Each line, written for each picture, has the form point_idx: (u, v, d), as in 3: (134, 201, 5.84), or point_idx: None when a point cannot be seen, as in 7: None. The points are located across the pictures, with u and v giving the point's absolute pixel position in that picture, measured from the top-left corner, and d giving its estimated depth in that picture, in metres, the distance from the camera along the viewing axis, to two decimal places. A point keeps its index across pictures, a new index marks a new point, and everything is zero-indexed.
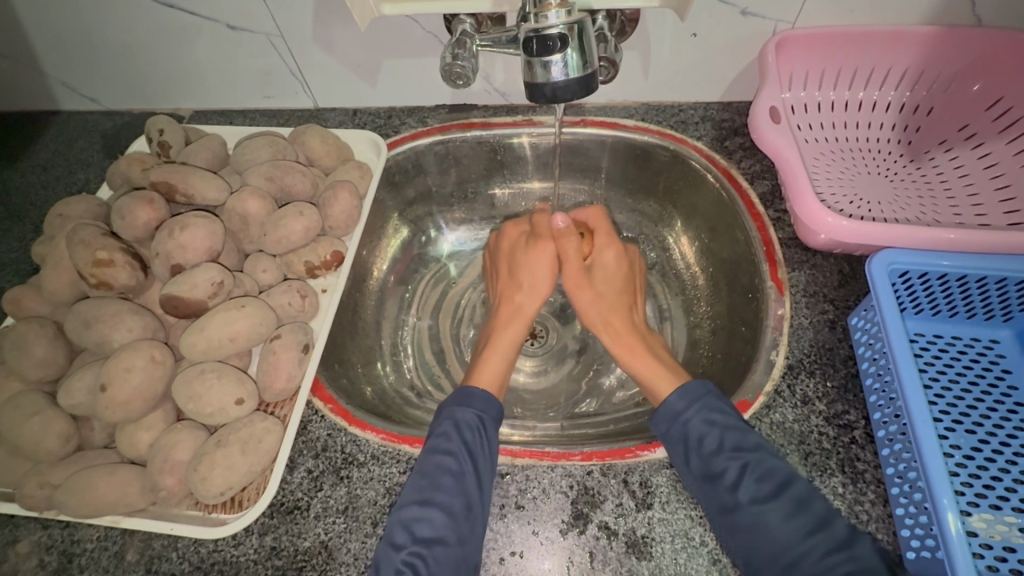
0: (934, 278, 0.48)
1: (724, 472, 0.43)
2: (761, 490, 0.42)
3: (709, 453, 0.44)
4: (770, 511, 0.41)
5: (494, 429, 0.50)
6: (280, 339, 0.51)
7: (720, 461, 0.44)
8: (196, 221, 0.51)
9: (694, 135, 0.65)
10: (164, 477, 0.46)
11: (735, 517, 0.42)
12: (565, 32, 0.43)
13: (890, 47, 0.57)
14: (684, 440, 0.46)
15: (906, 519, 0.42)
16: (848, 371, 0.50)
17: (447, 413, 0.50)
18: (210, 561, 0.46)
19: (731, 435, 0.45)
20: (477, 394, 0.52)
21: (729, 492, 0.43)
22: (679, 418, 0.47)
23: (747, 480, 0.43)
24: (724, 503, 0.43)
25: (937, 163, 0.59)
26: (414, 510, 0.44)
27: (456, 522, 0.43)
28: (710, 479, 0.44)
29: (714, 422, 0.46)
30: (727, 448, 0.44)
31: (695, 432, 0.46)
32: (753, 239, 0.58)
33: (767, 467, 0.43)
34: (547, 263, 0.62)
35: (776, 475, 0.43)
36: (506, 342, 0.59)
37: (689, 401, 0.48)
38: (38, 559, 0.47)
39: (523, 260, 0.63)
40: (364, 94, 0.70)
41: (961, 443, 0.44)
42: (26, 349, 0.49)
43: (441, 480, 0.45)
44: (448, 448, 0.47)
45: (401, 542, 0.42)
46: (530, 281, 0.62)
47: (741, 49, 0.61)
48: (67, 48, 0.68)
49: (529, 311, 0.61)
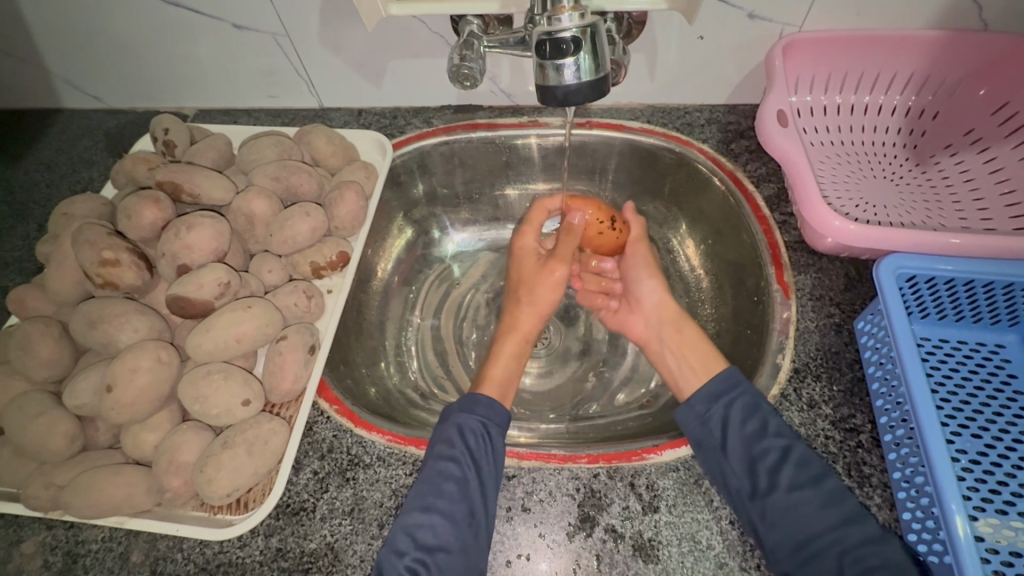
0: (940, 282, 0.48)
1: (765, 455, 0.46)
2: (799, 476, 0.44)
3: (750, 437, 0.47)
4: (804, 499, 0.44)
5: (500, 438, 0.50)
6: (286, 339, 0.51)
7: (763, 444, 0.46)
8: (203, 222, 0.51)
9: (700, 138, 0.65)
10: (170, 478, 0.46)
11: (767, 500, 0.44)
12: (578, 35, 0.43)
13: (897, 51, 0.58)
14: (724, 422, 0.48)
15: (913, 523, 0.42)
16: (855, 375, 0.50)
17: (452, 419, 0.51)
18: (216, 563, 0.46)
19: (773, 420, 0.47)
20: (481, 401, 0.52)
21: (766, 475, 0.45)
22: (724, 399, 0.49)
23: (786, 464, 0.45)
24: (759, 488, 0.45)
25: (942, 167, 0.59)
26: (416, 516, 0.44)
27: (459, 529, 0.44)
28: (751, 462, 0.46)
29: (758, 406, 0.48)
30: (770, 431, 0.46)
31: (736, 416, 0.48)
32: (759, 242, 0.58)
33: (806, 455, 0.45)
34: (552, 287, 0.62)
35: (814, 463, 0.45)
36: (507, 353, 0.59)
37: (733, 384, 0.50)
38: (42, 560, 0.47)
39: (530, 282, 0.63)
40: (369, 94, 0.70)
41: (966, 448, 0.44)
42: (31, 350, 0.49)
43: (444, 486, 0.46)
44: (450, 454, 0.47)
45: (404, 548, 0.43)
46: (531, 300, 0.62)
47: (748, 52, 0.61)
48: (71, 46, 0.68)
49: (527, 328, 0.62)
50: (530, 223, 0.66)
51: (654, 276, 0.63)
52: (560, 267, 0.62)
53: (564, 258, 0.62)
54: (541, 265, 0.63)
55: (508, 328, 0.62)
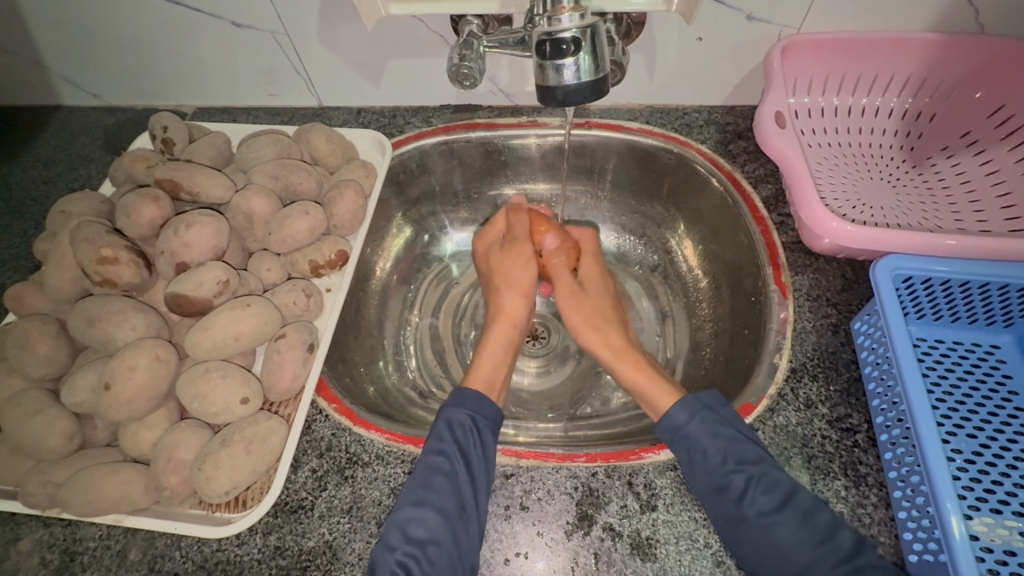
0: (937, 283, 0.49)
1: (730, 484, 0.44)
2: (769, 501, 0.43)
3: (714, 466, 0.44)
4: (778, 525, 0.42)
5: (489, 432, 0.50)
6: (285, 338, 0.51)
7: (725, 473, 0.44)
8: (202, 220, 0.51)
9: (698, 139, 0.65)
10: (168, 476, 0.46)
11: (740, 528, 0.42)
12: (578, 36, 0.43)
13: (894, 53, 0.58)
14: (687, 454, 0.46)
15: (908, 522, 0.43)
16: (851, 375, 0.50)
17: (442, 414, 0.51)
18: (214, 561, 0.46)
19: (733, 446, 0.45)
20: (470, 394, 0.52)
21: (735, 504, 0.43)
22: (680, 432, 0.47)
23: (754, 490, 0.43)
24: (731, 515, 0.43)
25: (939, 169, 0.59)
26: (408, 511, 0.44)
27: (451, 522, 0.44)
28: (717, 491, 0.44)
29: (718, 433, 0.46)
30: (731, 461, 0.44)
31: (698, 443, 0.46)
32: (757, 243, 0.58)
33: (773, 478, 0.44)
34: (526, 263, 0.62)
35: (780, 487, 0.43)
36: (494, 342, 0.59)
37: (689, 414, 0.48)
38: (39, 558, 0.47)
39: (503, 262, 0.63)
40: (368, 93, 0.70)
41: (962, 448, 0.45)
42: (29, 347, 0.49)
43: (434, 480, 0.46)
44: (440, 448, 0.48)
45: (395, 543, 0.43)
46: (509, 282, 0.62)
47: (746, 54, 0.61)
48: (70, 44, 0.68)
49: (512, 311, 0.62)
50: (495, 222, 0.68)
51: (592, 327, 0.60)
52: (525, 245, 0.63)
53: (524, 237, 0.63)
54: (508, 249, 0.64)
55: (495, 316, 0.62)
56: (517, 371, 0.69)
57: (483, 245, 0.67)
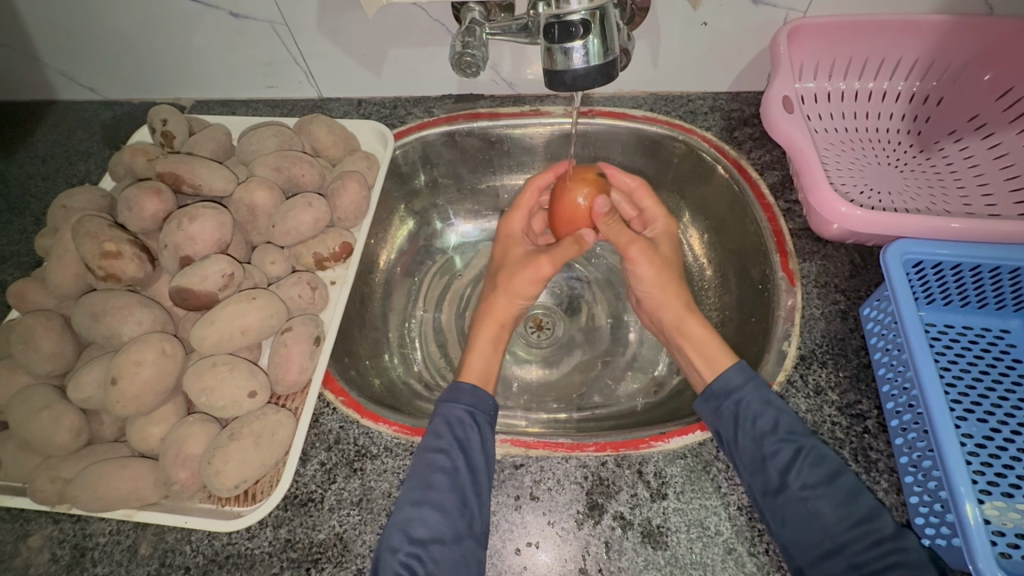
0: (947, 268, 0.48)
1: (778, 453, 0.44)
2: (814, 475, 0.44)
3: (762, 435, 0.45)
4: (819, 500, 0.43)
5: (487, 426, 0.50)
6: (291, 331, 0.51)
7: (775, 442, 0.45)
8: (205, 212, 0.51)
9: (703, 125, 0.65)
10: (177, 471, 0.46)
11: (777, 500, 0.43)
12: (587, 18, 0.43)
13: (903, 36, 0.57)
14: (735, 417, 0.47)
15: (919, 507, 0.43)
16: (861, 361, 0.50)
17: (437, 411, 0.51)
18: (225, 554, 0.46)
19: (785, 418, 0.46)
20: (466, 389, 0.52)
21: (778, 473, 0.44)
22: (731, 397, 0.48)
23: (800, 463, 0.44)
24: (769, 487, 0.44)
25: (947, 154, 0.59)
26: (407, 511, 0.44)
27: (451, 519, 0.44)
28: (761, 461, 0.44)
29: (769, 402, 0.47)
30: (782, 430, 0.45)
31: (748, 412, 0.47)
32: (764, 230, 0.58)
33: (820, 453, 0.44)
34: (534, 281, 0.61)
35: (827, 463, 0.44)
36: (482, 340, 0.59)
37: (744, 379, 0.48)
38: (50, 554, 0.47)
39: (514, 268, 0.62)
40: (369, 83, 0.70)
41: (972, 432, 0.45)
42: (34, 344, 0.48)
43: (434, 478, 0.46)
44: (438, 446, 0.47)
45: (398, 543, 0.43)
46: (506, 286, 0.61)
47: (752, 38, 0.61)
48: (64, 36, 0.67)
49: (500, 312, 0.61)
50: (519, 205, 0.66)
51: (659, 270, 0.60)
52: (548, 266, 0.61)
53: (557, 262, 0.61)
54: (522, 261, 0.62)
55: (483, 314, 0.61)
56: (522, 362, 0.68)
57: (511, 230, 0.66)
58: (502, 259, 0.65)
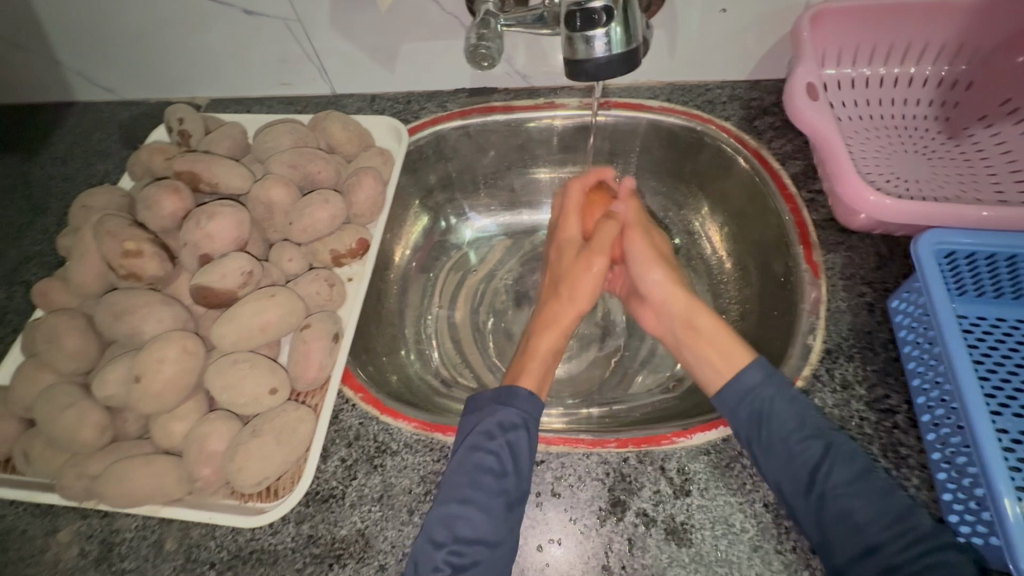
0: (980, 257, 0.47)
1: (807, 452, 0.44)
2: (845, 473, 0.43)
3: (790, 434, 0.45)
4: (850, 497, 0.42)
5: (536, 426, 0.49)
6: (310, 328, 0.51)
7: (802, 440, 0.44)
8: (223, 210, 0.51)
9: (722, 115, 0.63)
10: (201, 467, 0.46)
11: (810, 498, 0.42)
12: (610, 5, 0.42)
13: (930, 19, 0.55)
14: (757, 415, 0.46)
15: (954, 505, 0.42)
16: (890, 355, 0.49)
17: (488, 410, 0.50)
18: (248, 550, 0.46)
19: (811, 417, 0.46)
20: (521, 394, 0.51)
21: (809, 471, 0.43)
22: (750, 395, 0.47)
23: (830, 462, 0.43)
24: (800, 486, 0.43)
25: (977, 139, 0.57)
26: (452, 507, 0.44)
27: (495, 522, 0.44)
28: (791, 458, 0.44)
29: (794, 401, 0.46)
30: (809, 428, 0.45)
31: (771, 410, 0.46)
32: (787, 222, 0.57)
33: (849, 450, 0.44)
34: (593, 276, 0.60)
35: (858, 460, 0.44)
36: (545, 349, 0.57)
37: (762, 377, 0.48)
38: (78, 549, 0.48)
39: (570, 269, 0.61)
40: (382, 79, 0.69)
41: (1007, 427, 0.43)
42: (59, 342, 0.49)
43: (481, 480, 0.45)
44: (489, 448, 0.46)
45: (443, 540, 0.43)
46: (573, 293, 0.60)
47: (772, 25, 0.59)
48: (81, 37, 0.68)
49: (567, 320, 0.59)
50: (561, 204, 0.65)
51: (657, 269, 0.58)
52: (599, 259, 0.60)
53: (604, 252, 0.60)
54: (581, 256, 0.61)
55: (547, 322, 0.59)
56: None
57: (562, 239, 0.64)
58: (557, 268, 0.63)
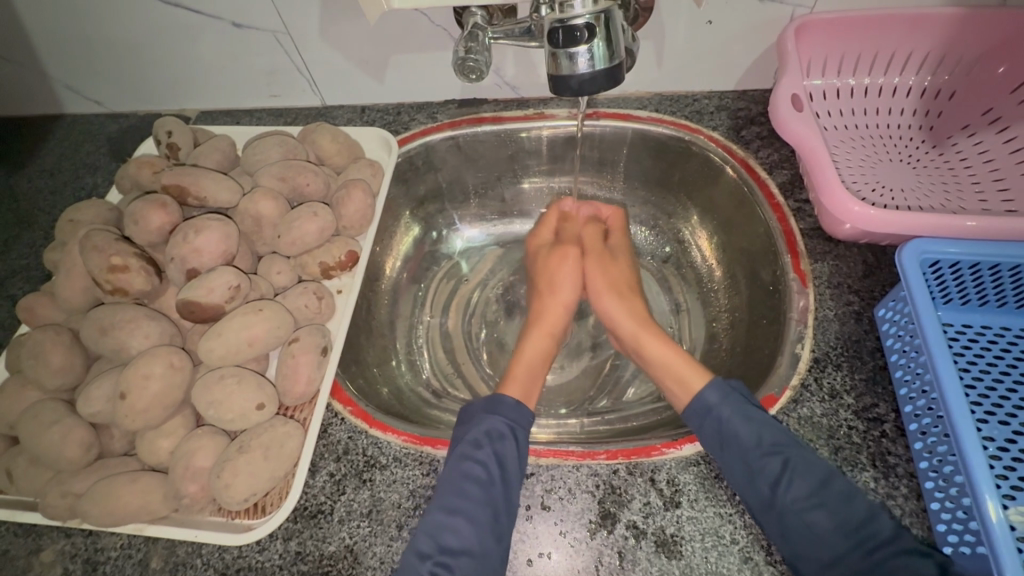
0: (965, 266, 0.47)
1: (765, 468, 0.43)
2: (805, 487, 0.42)
3: (746, 452, 0.44)
4: (813, 511, 0.42)
5: (525, 438, 0.49)
6: (298, 342, 0.51)
7: (759, 456, 0.44)
8: (210, 224, 0.51)
9: (709, 125, 0.64)
10: (187, 484, 0.45)
11: (777, 513, 0.42)
12: (592, 22, 0.42)
13: (913, 31, 0.56)
14: (719, 432, 0.46)
15: (941, 514, 0.42)
16: (877, 363, 0.49)
17: (477, 420, 0.50)
18: (235, 567, 0.46)
19: (766, 430, 0.45)
20: (508, 402, 0.51)
21: (768, 487, 0.43)
22: (711, 414, 0.47)
23: (789, 476, 0.43)
24: (762, 499, 0.43)
25: (960, 149, 0.58)
26: (438, 518, 0.44)
27: (483, 533, 0.43)
28: (751, 475, 0.44)
29: (749, 416, 0.46)
30: (765, 444, 0.44)
31: (728, 428, 0.46)
32: (774, 231, 0.57)
33: (807, 462, 0.43)
34: (569, 270, 0.64)
35: (815, 470, 0.43)
36: (533, 349, 0.59)
37: (723, 396, 0.48)
38: (63, 568, 0.47)
39: (548, 266, 0.65)
40: (372, 90, 0.69)
41: (994, 435, 0.44)
42: (44, 358, 0.48)
43: (467, 488, 0.45)
44: (476, 457, 0.46)
45: (427, 551, 0.43)
46: (551, 287, 0.63)
47: (757, 36, 0.60)
48: (69, 50, 0.67)
49: (551, 318, 0.62)
50: (543, 222, 0.69)
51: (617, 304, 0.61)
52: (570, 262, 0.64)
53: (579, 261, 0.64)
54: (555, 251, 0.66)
55: (535, 319, 0.62)
56: None
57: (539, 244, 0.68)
58: (535, 276, 0.66)
